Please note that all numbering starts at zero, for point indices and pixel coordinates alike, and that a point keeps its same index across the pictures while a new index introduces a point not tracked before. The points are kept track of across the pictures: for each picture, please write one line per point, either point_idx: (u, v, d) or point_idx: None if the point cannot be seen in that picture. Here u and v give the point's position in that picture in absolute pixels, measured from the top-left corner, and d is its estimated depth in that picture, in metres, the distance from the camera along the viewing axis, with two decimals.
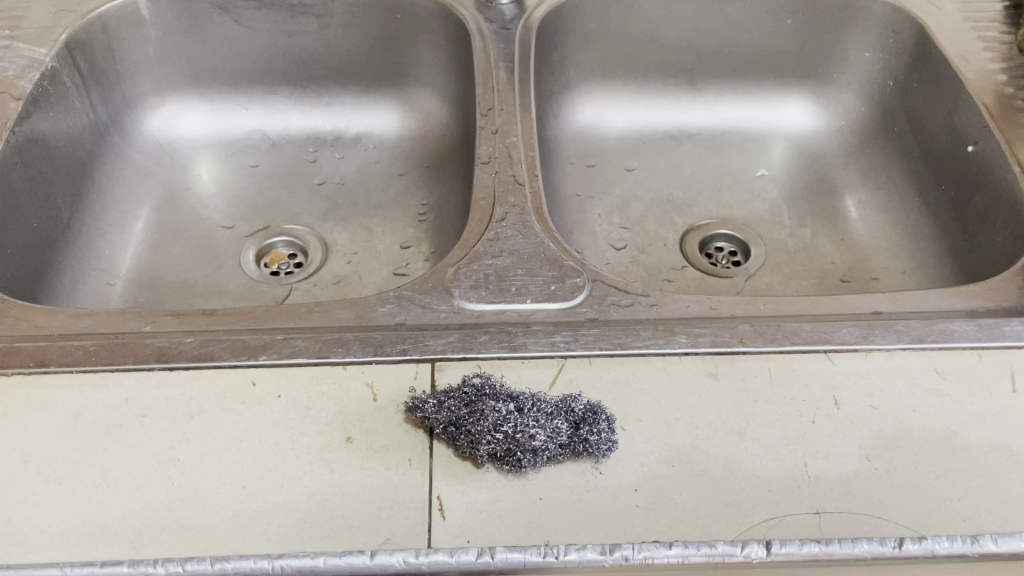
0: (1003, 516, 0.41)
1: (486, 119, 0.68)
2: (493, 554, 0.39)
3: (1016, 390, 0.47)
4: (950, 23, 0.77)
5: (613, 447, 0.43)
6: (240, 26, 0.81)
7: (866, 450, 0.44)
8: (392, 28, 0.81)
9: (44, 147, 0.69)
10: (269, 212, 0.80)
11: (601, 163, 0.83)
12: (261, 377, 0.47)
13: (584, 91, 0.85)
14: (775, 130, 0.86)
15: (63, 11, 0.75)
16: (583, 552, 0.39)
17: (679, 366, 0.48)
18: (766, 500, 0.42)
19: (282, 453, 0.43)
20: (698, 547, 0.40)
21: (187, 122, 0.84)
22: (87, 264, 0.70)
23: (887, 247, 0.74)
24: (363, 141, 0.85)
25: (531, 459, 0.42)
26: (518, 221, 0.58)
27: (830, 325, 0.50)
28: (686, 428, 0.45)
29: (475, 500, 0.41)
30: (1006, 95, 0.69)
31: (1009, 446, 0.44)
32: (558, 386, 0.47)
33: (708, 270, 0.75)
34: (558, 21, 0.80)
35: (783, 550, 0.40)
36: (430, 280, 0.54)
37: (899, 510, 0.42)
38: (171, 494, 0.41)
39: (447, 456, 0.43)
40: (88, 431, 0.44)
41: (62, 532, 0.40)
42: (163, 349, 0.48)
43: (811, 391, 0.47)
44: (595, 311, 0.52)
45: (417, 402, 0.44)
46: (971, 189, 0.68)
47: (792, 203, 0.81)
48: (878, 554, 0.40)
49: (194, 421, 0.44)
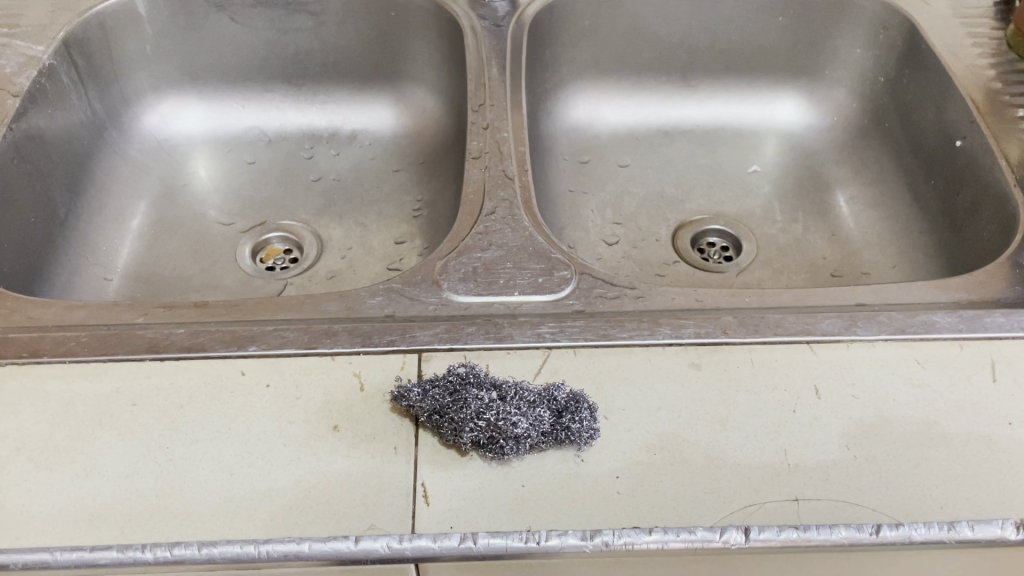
0: (980, 504, 0.42)
1: (477, 114, 0.69)
2: (475, 540, 0.40)
3: (995, 380, 0.47)
4: (940, 19, 0.77)
5: (595, 435, 0.44)
6: (236, 24, 0.82)
7: (845, 439, 0.45)
8: (386, 25, 0.82)
9: (41, 143, 0.70)
10: (265, 208, 0.81)
11: (594, 159, 0.84)
12: (250, 367, 0.47)
13: (577, 88, 0.86)
14: (767, 127, 0.87)
15: (61, 10, 0.76)
16: (564, 538, 0.40)
17: (662, 357, 0.48)
18: (746, 488, 0.42)
19: (270, 441, 0.44)
20: (677, 533, 0.40)
21: (184, 119, 0.85)
22: (84, 259, 0.71)
23: (876, 242, 0.75)
24: (358, 138, 0.86)
25: (514, 447, 0.43)
26: (507, 215, 0.59)
27: (813, 316, 0.51)
28: (668, 417, 0.45)
29: (459, 487, 0.42)
30: (994, 91, 0.70)
31: (988, 435, 0.45)
32: (542, 375, 0.47)
33: (699, 264, 0.76)
34: (551, 19, 0.81)
35: (761, 536, 0.40)
36: (419, 273, 0.55)
37: (877, 497, 0.42)
38: (160, 480, 0.42)
39: (432, 444, 0.44)
40: (80, 419, 0.45)
41: (54, 518, 0.41)
42: (155, 340, 0.49)
43: (792, 380, 0.47)
44: (581, 302, 0.53)
45: (402, 390, 0.44)
46: (958, 183, 0.69)
47: (784, 198, 0.82)
48: (854, 539, 0.41)
49: (183, 410, 0.45)
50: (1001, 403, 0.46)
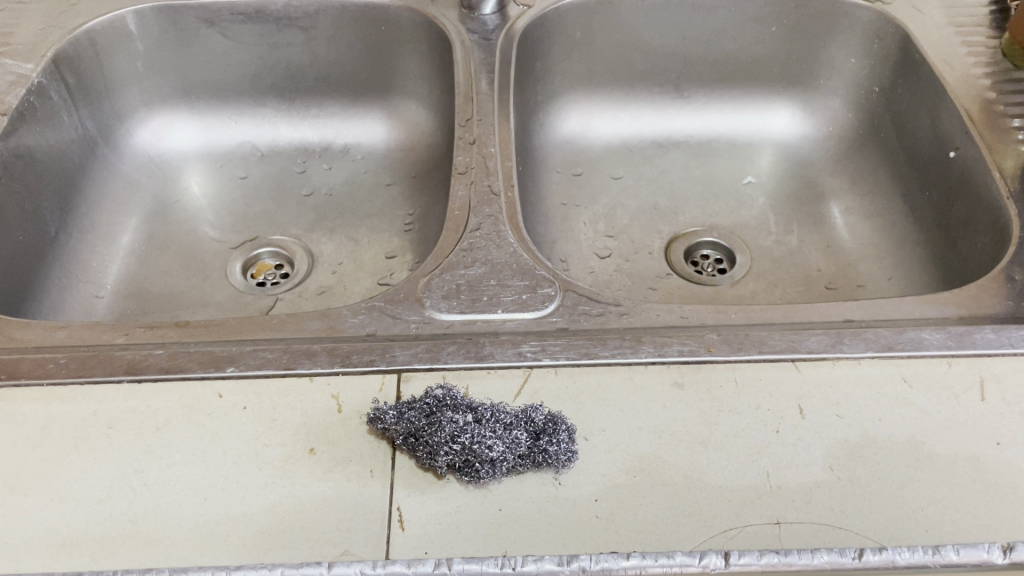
0: (967, 526, 0.41)
1: (464, 129, 0.69)
2: (450, 565, 0.39)
3: (984, 399, 0.47)
4: (934, 28, 0.77)
5: (572, 457, 0.43)
6: (228, 40, 0.82)
7: (829, 460, 0.44)
8: (378, 39, 0.82)
9: (30, 161, 0.70)
10: (256, 223, 0.81)
11: (586, 172, 0.84)
12: (227, 390, 0.47)
13: (570, 100, 0.85)
14: (761, 137, 0.86)
15: (51, 27, 0.76)
16: (540, 563, 0.39)
17: (644, 376, 0.48)
18: (727, 510, 0.42)
19: (245, 465, 0.43)
20: (656, 558, 0.39)
21: (176, 135, 0.85)
22: (74, 277, 0.71)
23: (871, 254, 0.74)
24: (351, 152, 0.86)
25: (489, 470, 0.42)
26: (493, 231, 0.58)
27: (799, 333, 0.50)
28: (649, 437, 0.45)
29: (435, 511, 0.42)
30: (989, 101, 0.69)
31: (976, 455, 0.44)
32: (523, 396, 0.47)
33: (692, 277, 0.75)
34: (541, 32, 0.80)
35: (742, 560, 0.39)
36: (402, 290, 0.54)
37: (860, 520, 0.41)
38: (133, 505, 0.42)
39: (408, 467, 0.43)
40: (57, 443, 0.44)
41: (28, 542, 0.41)
42: (133, 361, 0.48)
43: (776, 400, 0.46)
44: (565, 320, 0.52)
45: (377, 413, 0.44)
46: (953, 193, 0.68)
47: (778, 210, 0.81)
48: (837, 564, 0.39)
49: (160, 433, 0.45)
50: (989, 422, 0.45)
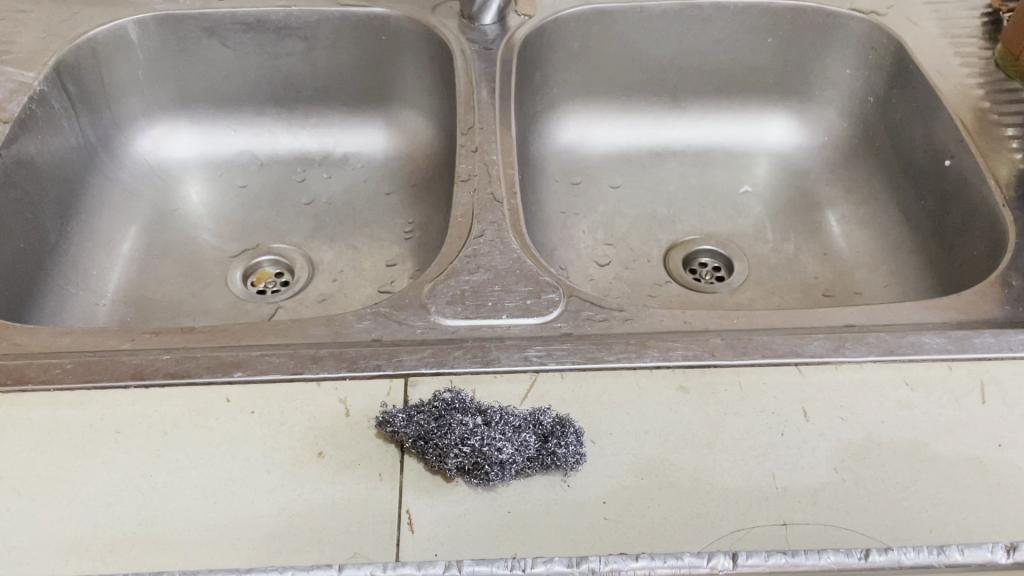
0: (970, 527, 0.42)
1: (466, 137, 0.69)
2: (460, 568, 0.39)
3: (985, 401, 0.47)
4: (928, 39, 0.78)
5: (580, 460, 0.43)
6: (228, 49, 0.82)
7: (834, 461, 0.44)
8: (378, 49, 0.82)
9: (30, 169, 0.70)
10: (257, 231, 0.81)
11: (585, 180, 0.84)
12: (235, 394, 0.47)
13: (569, 110, 0.86)
14: (757, 146, 0.87)
15: (52, 36, 0.77)
16: (550, 565, 0.39)
17: (649, 379, 0.48)
18: (733, 512, 0.42)
19: (254, 468, 0.44)
20: (664, 559, 0.40)
21: (175, 144, 0.85)
22: (75, 285, 0.71)
23: (867, 262, 0.75)
24: (350, 160, 0.86)
25: (499, 472, 0.42)
26: (496, 237, 0.59)
27: (802, 337, 0.51)
28: (656, 440, 0.45)
29: (445, 513, 0.42)
30: (983, 111, 0.70)
31: (978, 457, 0.45)
32: (529, 400, 0.47)
33: (691, 284, 0.76)
34: (540, 43, 0.81)
35: (749, 561, 0.40)
36: (407, 296, 0.54)
37: (865, 522, 0.42)
38: (142, 509, 0.42)
39: (417, 470, 0.43)
40: (64, 447, 0.44)
41: (35, 548, 0.40)
42: (140, 366, 0.48)
43: (780, 403, 0.47)
44: (569, 325, 0.53)
45: (386, 417, 0.44)
46: (949, 200, 0.69)
47: (774, 218, 0.82)
48: (843, 565, 0.40)
49: (168, 437, 0.45)
50: (990, 424, 0.46)
